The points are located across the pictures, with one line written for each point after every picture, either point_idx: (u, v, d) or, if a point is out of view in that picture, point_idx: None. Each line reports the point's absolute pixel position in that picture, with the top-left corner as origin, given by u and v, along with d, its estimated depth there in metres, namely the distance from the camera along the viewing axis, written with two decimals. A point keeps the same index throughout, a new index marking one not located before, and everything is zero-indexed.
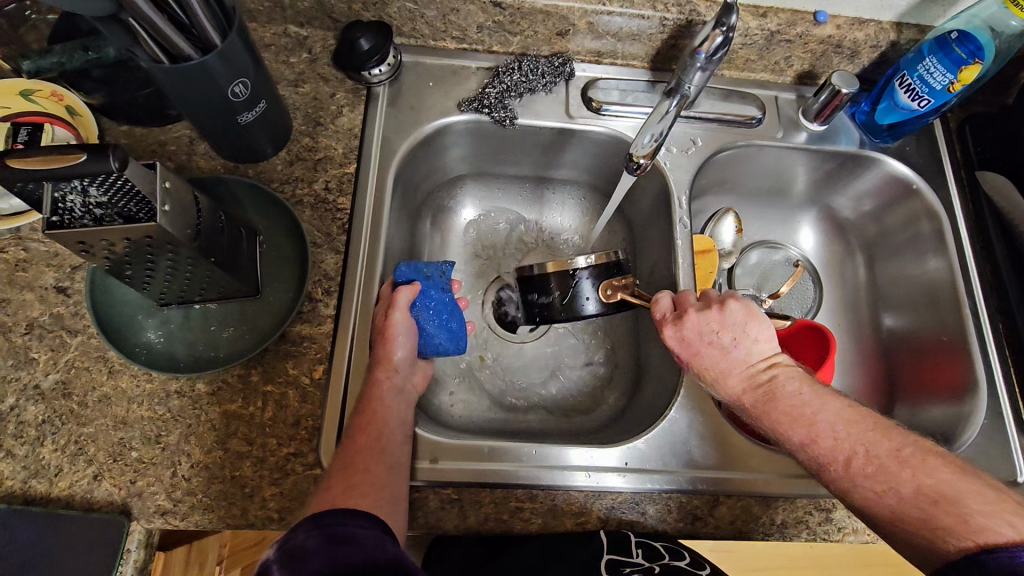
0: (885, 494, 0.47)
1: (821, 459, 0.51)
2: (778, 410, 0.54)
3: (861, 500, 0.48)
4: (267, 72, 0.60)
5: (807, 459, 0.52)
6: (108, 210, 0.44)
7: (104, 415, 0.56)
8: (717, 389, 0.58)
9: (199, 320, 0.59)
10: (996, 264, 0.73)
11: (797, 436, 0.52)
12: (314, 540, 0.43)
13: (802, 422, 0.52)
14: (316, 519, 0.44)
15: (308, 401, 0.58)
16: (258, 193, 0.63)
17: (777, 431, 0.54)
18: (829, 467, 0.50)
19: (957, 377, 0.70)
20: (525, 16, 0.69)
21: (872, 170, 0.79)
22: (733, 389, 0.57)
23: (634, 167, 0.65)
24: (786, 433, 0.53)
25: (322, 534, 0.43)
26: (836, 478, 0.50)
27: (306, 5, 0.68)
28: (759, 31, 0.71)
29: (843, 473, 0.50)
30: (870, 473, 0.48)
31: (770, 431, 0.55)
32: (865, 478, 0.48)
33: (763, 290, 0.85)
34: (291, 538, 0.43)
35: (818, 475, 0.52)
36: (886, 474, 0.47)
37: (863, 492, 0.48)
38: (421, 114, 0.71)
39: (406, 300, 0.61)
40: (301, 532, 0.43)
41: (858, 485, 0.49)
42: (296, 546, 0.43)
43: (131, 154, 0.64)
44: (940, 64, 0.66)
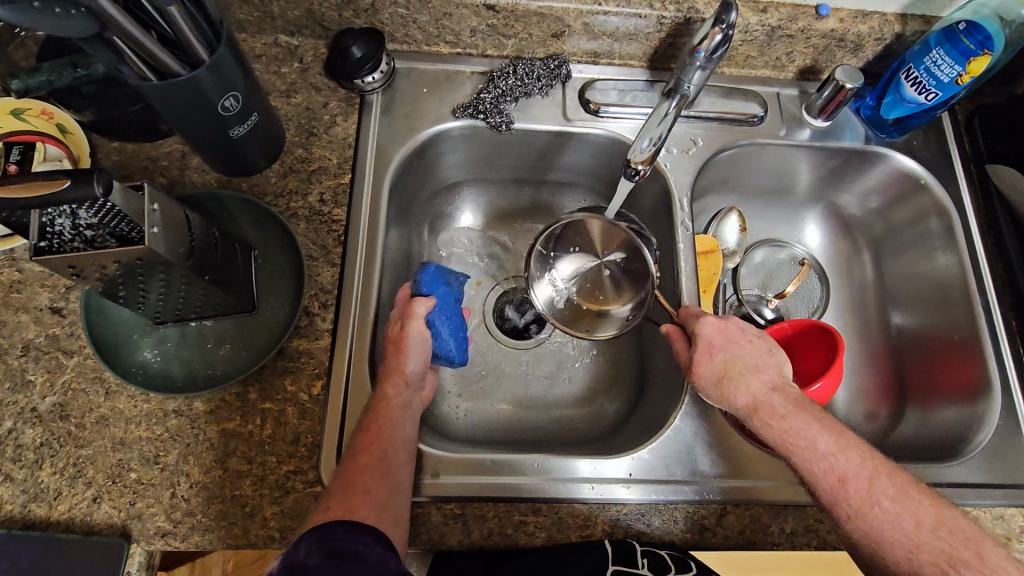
0: (905, 516, 0.48)
1: (845, 470, 0.50)
2: (808, 416, 0.53)
3: (878, 522, 0.48)
4: (257, 84, 0.59)
5: (825, 471, 0.51)
6: (97, 230, 0.43)
7: (102, 436, 0.55)
8: (742, 382, 0.56)
9: (196, 337, 0.58)
10: (1008, 259, 0.71)
11: (825, 443, 0.51)
12: (316, 555, 0.42)
13: (829, 433, 0.52)
14: (319, 533, 0.44)
15: (308, 417, 0.57)
16: (251, 208, 0.62)
17: (799, 436, 0.52)
18: (850, 480, 0.50)
19: (971, 377, 0.69)
20: (519, 18, 0.68)
21: (878, 166, 0.77)
22: (761, 385, 0.55)
23: (634, 172, 0.65)
24: (810, 441, 0.52)
25: (322, 550, 0.43)
26: (855, 495, 0.50)
27: (296, 14, 0.67)
28: (760, 26, 0.69)
29: (867, 491, 0.50)
30: (893, 495, 0.49)
31: (786, 438, 0.53)
32: (889, 500, 0.49)
33: (768, 290, 0.83)
34: (294, 551, 0.43)
35: (826, 494, 0.51)
36: (910, 504, 0.49)
37: (884, 514, 0.49)
38: (416, 122, 0.70)
39: (423, 310, 0.62)
40: (304, 545, 0.43)
41: (879, 504, 0.49)
42: (298, 558, 0.42)
43: (124, 171, 0.63)
44: (948, 56, 0.64)
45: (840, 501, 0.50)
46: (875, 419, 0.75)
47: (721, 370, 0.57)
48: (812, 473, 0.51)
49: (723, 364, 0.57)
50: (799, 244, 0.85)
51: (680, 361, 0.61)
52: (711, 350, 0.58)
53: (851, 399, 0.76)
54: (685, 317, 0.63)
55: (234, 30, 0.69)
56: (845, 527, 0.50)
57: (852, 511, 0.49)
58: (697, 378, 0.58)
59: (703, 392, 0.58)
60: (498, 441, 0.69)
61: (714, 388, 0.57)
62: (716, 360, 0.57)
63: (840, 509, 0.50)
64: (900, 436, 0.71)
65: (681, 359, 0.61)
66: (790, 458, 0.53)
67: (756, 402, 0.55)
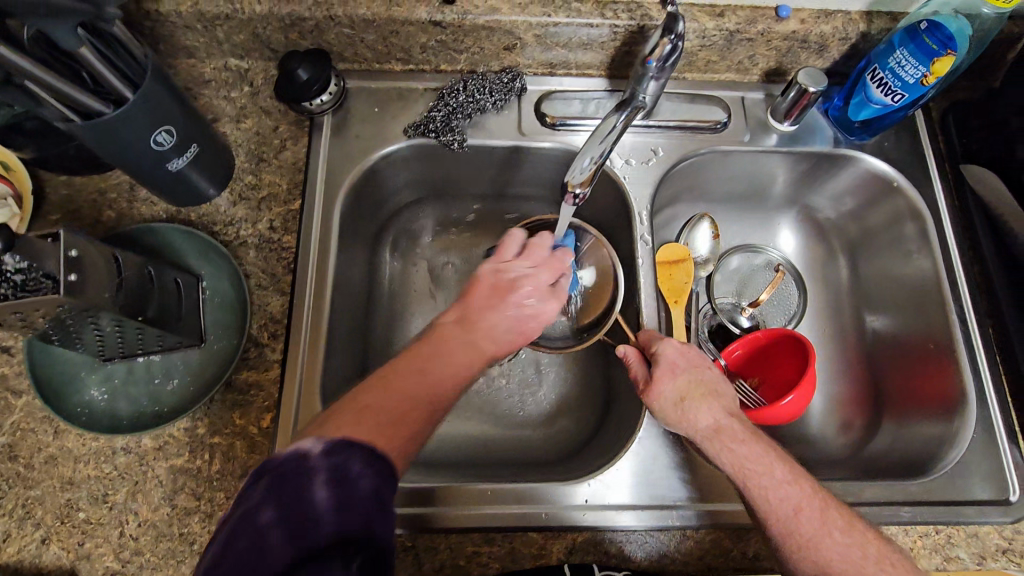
0: (854, 548, 0.47)
1: (799, 499, 0.49)
2: (765, 443, 0.52)
3: (828, 554, 0.47)
4: (196, 114, 0.58)
5: (780, 499, 0.49)
6: (30, 274, 0.42)
7: (50, 477, 0.55)
8: (702, 404, 0.55)
9: (143, 373, 0.58)
10: (984, 262, 0.69)
11: (782, 473, 0.50)
12: (368, 481, 0.37)
13: (785, 463, 0.51)
14: (374, 456, 0.38)
15: (256, 451, 0.57)
16: (196, 240, 0.61)
17: (756, 462, 0.51)
18: (803, 511, 0.48)
19: (946, 388, 0.66)
20: (468, 33, 0.66)
21: (848, 169, 0.75)
22: (722, 410, 0.55)
23: (570, 196, 0.57)
24: (768, 469, 0.50)
25: (370, 483, 0.37)
26: (808, 526, 0.48)
27: (241, 38, 0.66)
28: (717, 31, 0.67)
29: (820, 521, 0.48)
30: (842, 527, 0.48)
31: (743, 465, 0.51)
32: (839, 531, 0.48)
33: (744, 297, 0.81)
34: (346, 458, 0.37)
35: (778, 523, 0.49)
36: (862, 537, 0.48)
37: (837, 545, 0.47)
38: (369, 143, 0.69)
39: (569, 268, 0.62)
40: (357, 455, 0.37)
41: (830, 535, 0.47)
42: (349, 475, 0.36)
43: (72, 205, 0.63)
44: (911, 56, 0.61)
45: (792, 531, 0.48)
46: (849, 432, 0.73)
47: (682, 391, 0.56)
48: (766, 502, 0.49)
49: (685, 385, 0.56)
50: (774, 249, 0.83)
51: (636, 379, 0.59)
52: (675, 370, 0.57)
53: (825, 411, 0.74)
54: (645, 338, 0.62)
55: (181, 56, 0.68)
56: (793, 559, 0.48)
57: (802, 541, 0.47)
58: (657, 397, 0.56)
59: (660, 412, 0.56)
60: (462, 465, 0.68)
61: (674, 409, 0.55)
62: (678, 381, 0.56)
63: (791, 540, 0.48)
64: (874, 451, 0.69)
65: (638, 378, 0.59)
66: (745, 486, 0.51)
67: (717, 425, 0.54)
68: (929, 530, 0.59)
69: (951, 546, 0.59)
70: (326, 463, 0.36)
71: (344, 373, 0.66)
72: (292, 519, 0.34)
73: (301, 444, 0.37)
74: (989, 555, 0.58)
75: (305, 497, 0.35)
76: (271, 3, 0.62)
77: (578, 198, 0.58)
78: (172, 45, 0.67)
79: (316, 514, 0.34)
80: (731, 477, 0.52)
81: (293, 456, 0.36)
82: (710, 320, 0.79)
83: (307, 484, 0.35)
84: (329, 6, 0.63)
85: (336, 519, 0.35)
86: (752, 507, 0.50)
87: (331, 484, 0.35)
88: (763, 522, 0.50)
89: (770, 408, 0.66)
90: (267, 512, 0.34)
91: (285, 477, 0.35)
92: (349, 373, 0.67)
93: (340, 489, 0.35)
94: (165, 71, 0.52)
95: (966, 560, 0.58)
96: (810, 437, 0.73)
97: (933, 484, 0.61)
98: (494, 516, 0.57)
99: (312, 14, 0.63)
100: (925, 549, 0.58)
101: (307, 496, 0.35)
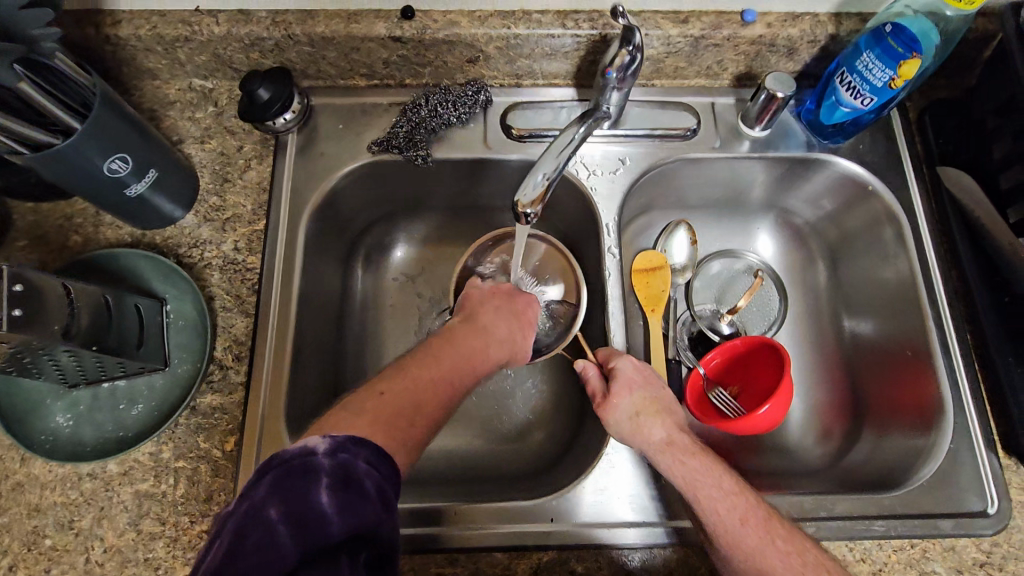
0: (794, 555, 0.49)
1: (745, 509, 0.51)
2: (712, 458, 0.55)
3: (770, 562, 0.48)
4: (153, 138, 0.58)
5: (727, 509, 0.51)
6: None
7: (17, 504, 0.55)
8: (656, 419, 0.56)
9: (108, 399, 0.58)
10: (961, 267, 0.67)
11: (729, 483, 0.52)
12: (371, 480, 0.39)
13: (730, 475, 0.53)
14: (377, 456, 0.41)
15: (221, 475, 0.57)
16: (157, 265, 0.61)
17: (706, 475, 0.53)
18: (748, 520, 0.50)
19: (923, 396, 0.65)
20: (429, 47, 0.65)
21: (822, 173, 0.73)
22: (673, 426, 0.56)
23: (523, 216, 0.55)
24: (716, 480, 0.53)
25: (375, 483, 0.39)
26: (753, 535, 0.50)
27: (203, 58, 0.66)
28: (682, 38, 0.66)
29: (763, 531, 0.50)
30: (785, 535, 0.50)
31: (694, 477, 0.53)
32: (781, 540, 0.50)
33: (722, 305, 0.78)
34: (352, 457, 0.39)
35: (726, 534, 0.50)
36: (802, 546, 0.50)
37: (778, 553, 0.49)
38: (334, 161, 0.69)
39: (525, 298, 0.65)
40: (362, 456, 0.40)
41: (773, 544, 0.49)
42: (353, 474, 0.38)
43: (38, 231, 0.63)
44: (878, 60, 0.60)
45: (738, 541, 0.49)
46: (827, 441, 0.71)
47: (638, 407, 0.57)
48: (715, 513, 0.51)
49: (640, 401, 0.57)
50: (752, 253, 0.81)
51: (592, 393, 0.59)
52: (631, 386, 0.58)
53: (804, 420, 0.73)
54: (599, 352, 0.62)
55: (145, 78, 0.68)
56: (738, 568, 0.49)
57: (748, 551, 0.49)
58: (613, 411, 0.57)
59: (616, 426, 0.57)
60: (434, 482, 0.68)
61: (630, 424, 0.56)
62: (635, 396, 0.58)
63: (739, 550, 0.49)
64: (851, 461, 0.68)
65: (594, 391, 0.59)
66: (696, 499, 0.52)
67: (670, 438, 0.55)
68: (904, 544, 0.58)
69: (927, 561, 0.57)
70: (333, 463, 0.38)
71: (313, 393, 0.66)
72: (300, 516, 0.35)
73: (309, 444, 0.39)
74: (966, 569, 0.57)
75: (313, 496, 0.36)
76: (230, 24, 0.62)
77: (529, 220, 0.56)
78: (135, 68, 0.67)
79: (323, 513, 0.36)
80: (681, 490, 0.53)
81: (302, 455, 0.38)
82: (689, 328, 0.76)
83: (313, 484, 0.37)
84: (287, 25, 0.63)
85: (343, 515, 0.36)
86: (700, 519, 0.52)
87: (337, 482, 0.37)
88: (712, 534, 0.51)
89: (748, 417, 0.61)
90: (276, 510, 0.35)
91: (293, 478, 0.37)
92: (319, 392, 0.67)
93: (346, 487, 0.37)
94: (116, 99, 0.53)
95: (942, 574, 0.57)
96: (788, 446, 0.71)
97: (908, 497, 0.60)
98: (459, 536, 0.57)
99: (270, 34, 0.63)
100: (900, 564, 0.57)
101: (313, 495, 0.36)
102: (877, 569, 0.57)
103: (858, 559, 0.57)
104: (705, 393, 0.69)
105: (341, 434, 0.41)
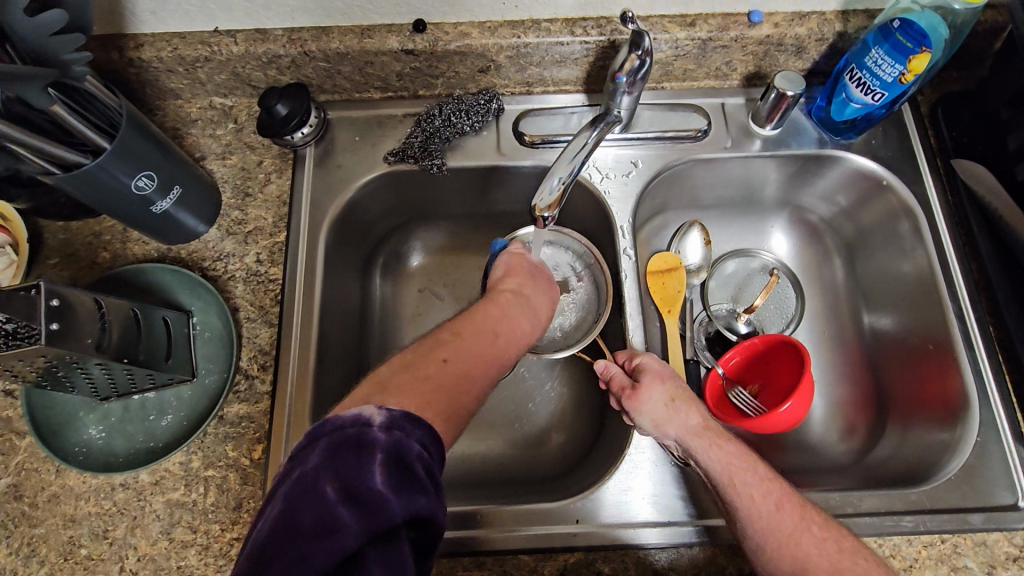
0: (829, 542, 0.49)
1: (780, 495, 0.51)
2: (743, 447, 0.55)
3: (807, 547, 0.48)
4: (176, 157, 0.60)
5: (762, 493, 0.51)
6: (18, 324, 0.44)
7: (54, 515, 0.57)
8: (689, 407, 0.57)
9: (138, 410, 0.59)
10: (981, 259, 0.66)
11: (763, 469, 0.53)
12: (422, 461, 0.39)
13: (763, 464, 0.54)
14: (427, 437, 0.41)
15: (249, 482, 0.58)
16: (184, 278, 0.62)
17: (740, 459, 0.53)
18: (783, 504, 0.50)
19: (949, 388, 0.64)
20: (441, 59, 0.67)
21: (834, 169, 0.74)
22: (706, 414, 0.57)
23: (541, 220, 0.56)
24: (751, 465, 0.53)
25: (427, 462, 0.39)
26: (787, 521, 0.49)
27: (222, 77, 0.68)
28: (690, 40, 0.67)
29: (797, 516, 0.50)
30: (819, 522, 0.50)
31: (730, 461, 0.53)
32: (816, 526, 0.49)
33: (739, 303, 0.78)
34: (406, 436, 0.39)
35: (761, 518, 0.50)
36: (836, 532, 0.50)
37: (813, 538, 0.49)
38: (351, 172, 0.70)
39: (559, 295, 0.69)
40: (415, 435, 0.40)
41: (808, 530, 0.49)
42: (407, 453, 0.38)
43: (69, 248, 0.65)
44: (887, 56, 0.60)
45: (772, 526, 0.49)
46: (851, 438, 0.70)
47: (671, 394, 0.57)
48: (750, 497, 0.51)
49: (673, 389, 0.58)
50: (767, 251, 0.81)
51: (618, 388, 0.59)
52: (662, 376, 0.58)
53: (827, 416, 0.72)
54: (619, 354, 0.63)
55: (168, 98, 0.71)
56: (774, 556, 0.49)
57: (782, 535, 0.49)
58: (646, 399, 0.57)
59: (649, 414, 0.57)
60: (458, 486, 0.69)
61: (666, 411, 0.56)
62: (667, 385, 0.58)
63: (773, 535, 0.49)
64: (877, 457, 0.67)
65: (622, 385, 0.59)
66: (731, 483, 0.52)
67: (704, 424, 0.56)
68: (934, 539, 0.57)
69: (958, 556, 0.57)
70: (389, 437, 0.38)
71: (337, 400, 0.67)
72: (358, 494, 0.35)
73: (363, 414, 0.39)
74: (998, 564, 0.56)
75: (367, 473, 0.36)
76: (248, 43, 0.64)
77: (546, 222, 0.57)
78: (158, 88, 0.69)
79: (380, 495, 0.35)
80: (714, 475, 0.53)
81: (356, 425, 0.38)
82: (707, 328, 0.76)
83: (370, 459, 0.37)
84: (303, 42, 0.64)
85: (402, 497, 0.36)
86: (732, 504, 0.51)
87: (393, 459, 0.37)
88: (745, 519, 0.50)
89: (770, 415, 0.61)
90: (334, 490, 0.35)
91: (349, 452, 0.37)
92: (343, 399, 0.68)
93: (400, 463, 0.37)
94: (140, 119, 0.56)
95: (974, 570, 0.56)
96: (811, 445, 0.71)
97: (937, 491, 0.59)
98: (485, 538, 0.57)
99: (287, 51, 0.65)
100: (931, 560, 0.57)
101: (371, 472, 0.36)
102: (909, 566, 0.56)
103: (888, 555, 0.57)
104: (725, 393, 0.69)
105: (393, 408, 0.41)
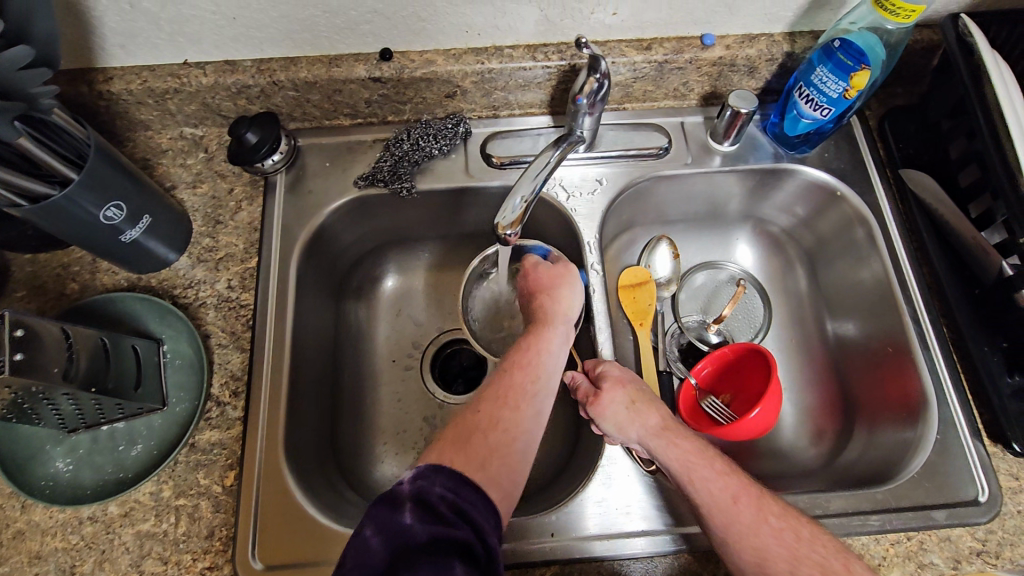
0: (786, 532, 0.50)
1: (737, 488, 0.52)
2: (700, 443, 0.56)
3: (765, 538, 0.49)
4: (146, 186, 0.61)
5: (720, 490, 0.52)
6: None
7: (18, 552, 0.55)
8: (647, 409, 0.58)
9: (107, 441, 0.59)
10: (931, 263, 0.69)
11: (720, 465, 0.54)
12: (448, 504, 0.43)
13: (722, 459, 0.55)
14: (456, 483, 0.45)
15: (222, 510, 0.57)
16: (154, 306, 0.63)
17: (698, 455, 0.54)
18: (741, 498, 0.51)
19: (909, 391, 0.66)
20: (408, 85, 0.69)
21: (790, 181, 0.77)
22: (666, 412, 0.58)
23: (503, 238, 0.57)
24: (707, 460, 0.54)
25: (454, 504, 0.43)
26: (745, 513, 0.51)
27: (193, 108, 0.69)
28: (647, 63, 0.69)
29: (755, 509, 0.51)
30: (777, 512, 0.51)
31: (687, 459, 0.54)
32: (774, 517, 0.50)
33: (709, 314, 0.80)
34: (429, 483, 0.44)
35: (720, 513, 0.51)
36: (791, 519, 0.51)
37: (771, 529, 0.50)
38: (322, 198, 0.71)
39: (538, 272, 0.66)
40: (441, 482, 0.44)
41: (765, 521, 0.50)
42: (430, 496, 0.43)
43: (37, 280, 0.65)
44: (831, 74, 0.64)
45: (731, 520, 0.50)
46: (820, 442, 0.72)
47: (631, 396, 0.58)
48: (708, 492, 0.52)
49: (634, 391, 0.59)
50: (732, 263, 0.83)
51: (583, 396, 0.60)
52: (622, 381, 0.60)
53: (796, 422, 0.74)
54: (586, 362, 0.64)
55: (138, 130, 0.72)
56: (736, 551, 0.50)
57: (741, 528, 0.50)
58: (607, 406, 0.58)
59: (612, 418, 0.58)
60: None
61: (628, 414, 0.58)
62: (628, 388, 0.59)
63: (733, 529, 0.50)
64: (845, 460, 0.69)
65: (585, 394, 0.60)
66: (689, 480, 0.53)
67: (664, 423, 0.57)
68: (900, 537, 0.58)
69: (924, 552, 0.58)
70: (412, 486, 0.44)
71: (312, 424, 0.67)
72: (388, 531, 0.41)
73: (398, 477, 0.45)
74: (963, 559, 0.58)
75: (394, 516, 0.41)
76: (217, 74, 0.66)
77: (510, 240, 0.58)
78: (128, 120, 0.70)
79: (405, 531, 0.40)
80: (674, 472, 0.54)
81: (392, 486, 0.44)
82: (678, 340, 0.78)
83: (397, 508, 0.42)
84: (272, 72, 0.66)
85: (425, 526, 0.40)
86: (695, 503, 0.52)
87: (413, 502, 0.42)
88: (710, 519, 0.51)
89: (738, 422, 0.62)
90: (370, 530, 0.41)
91: (382, 505, 0.43)
92: (318, 423, 0.68)
93: (421, 507, 0.42)
94: (110, 150, 0.56)
95: (940, 565, 0.57)
96: (782, 450, 0.72)
97: (900, 489, 0.60)
98: None
99: (256, 82, 0.66)
100: (898, 557, 0.58)
101: (397, 516, 0.41)
102: (877, 564, 0.57)
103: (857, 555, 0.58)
104: (697, 402, 0.69)
105: (424, 466, 0.46)
